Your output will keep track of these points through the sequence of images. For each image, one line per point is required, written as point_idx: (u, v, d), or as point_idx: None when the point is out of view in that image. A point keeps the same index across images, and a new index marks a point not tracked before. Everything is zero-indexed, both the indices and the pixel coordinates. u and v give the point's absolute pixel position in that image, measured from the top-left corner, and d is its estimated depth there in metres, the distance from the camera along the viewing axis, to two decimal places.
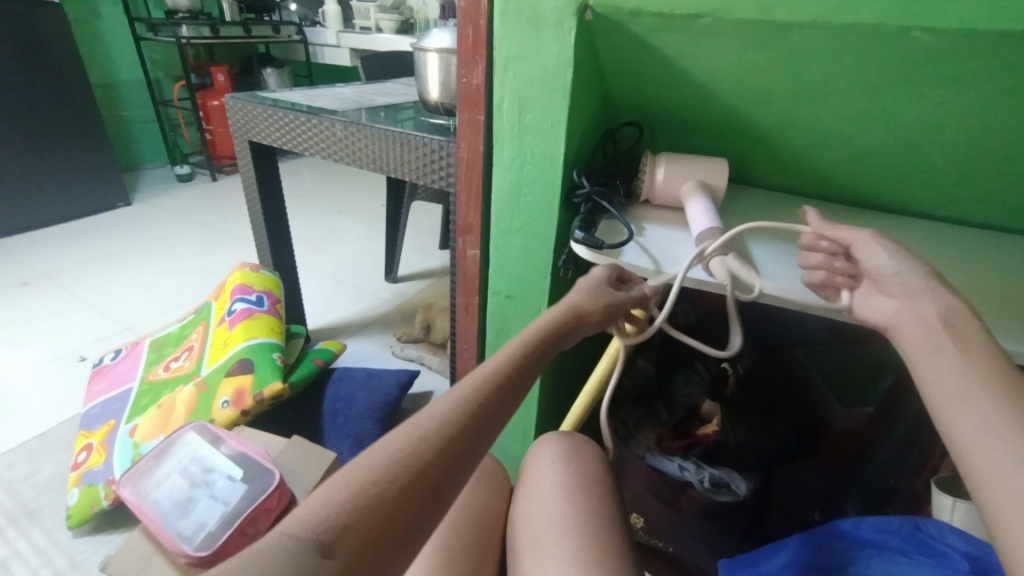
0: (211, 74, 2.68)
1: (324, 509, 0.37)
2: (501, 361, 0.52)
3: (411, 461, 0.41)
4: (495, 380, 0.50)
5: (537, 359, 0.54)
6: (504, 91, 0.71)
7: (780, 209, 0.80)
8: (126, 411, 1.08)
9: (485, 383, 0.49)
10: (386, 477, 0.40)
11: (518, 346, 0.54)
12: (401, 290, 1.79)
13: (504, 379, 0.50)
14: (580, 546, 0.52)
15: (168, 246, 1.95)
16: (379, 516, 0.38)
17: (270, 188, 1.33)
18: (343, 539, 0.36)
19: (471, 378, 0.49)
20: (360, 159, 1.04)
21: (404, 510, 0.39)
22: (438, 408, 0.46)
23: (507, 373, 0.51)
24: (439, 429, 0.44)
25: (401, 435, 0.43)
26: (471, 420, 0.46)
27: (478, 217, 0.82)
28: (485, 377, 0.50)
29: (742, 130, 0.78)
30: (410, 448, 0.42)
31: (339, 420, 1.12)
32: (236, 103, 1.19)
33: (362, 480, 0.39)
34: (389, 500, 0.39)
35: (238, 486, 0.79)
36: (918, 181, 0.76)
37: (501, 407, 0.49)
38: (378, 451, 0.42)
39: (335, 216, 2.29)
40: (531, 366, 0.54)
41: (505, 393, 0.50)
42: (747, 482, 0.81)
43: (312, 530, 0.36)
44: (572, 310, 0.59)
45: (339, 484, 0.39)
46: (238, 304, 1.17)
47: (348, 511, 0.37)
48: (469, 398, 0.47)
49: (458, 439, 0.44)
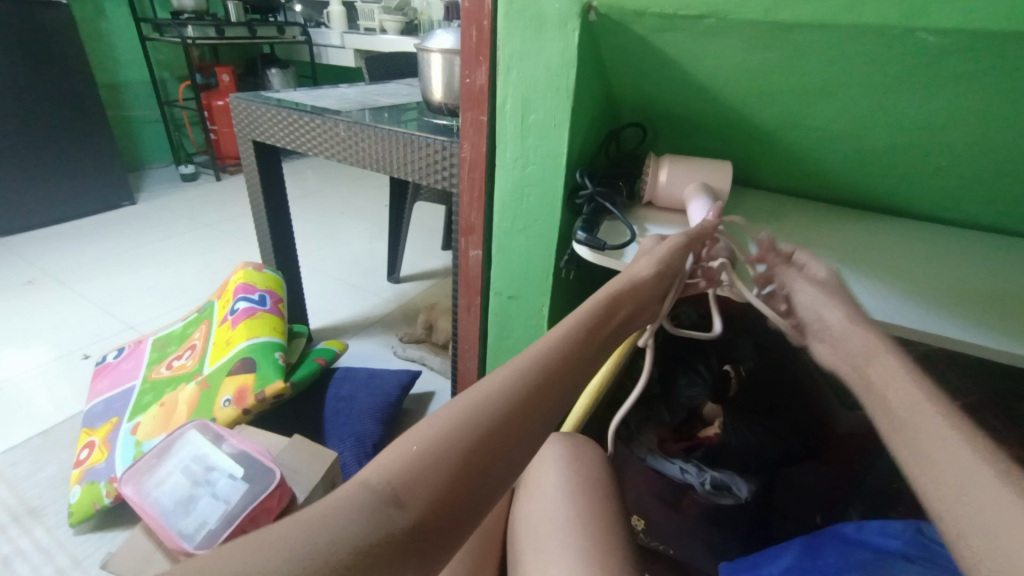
0: (216, 74, 2.69)
1: (386, 469, 0.33)
2: (577, 322, 0.47)
3: (481, 419, 0.36)
4: (567, 347, 0.44)
5: (612, 325, 0.49)
6: (507, 92, 0.71)
7: (787, 213, 0.79)
8: (128, 410, 1.08)
9: (556, 347, 0.43)
10: (454, 436, 0.35)
11: (594, 307, 0.49)
12: (403, 290, 1.79)
13: (575, 346, 0.45)
14: (579, 548, 0.52)
15: (171, 245, 1.96)
16: (446, 476, 0.33)
17: (274, 188, 1.33)
18: (412, 496, 0.32)
19: (541, 340, 0.44)
20: (363, 160, 1.04)
21: (476, 475, 0.35)
22: (507, 372, 0.40)
23: (580, 343, 0.45)
24: (510, 395, 0.39)
25: (470, 393, 0.38)
26: (544, 388, 0.41)
27: (480, 216, 0.82)
28: (557, 341, 0.44)
29: (746, 131, 0.78)
30: (481, 407, 0.37)
31: (341, 420, 1.13)
32: (240, 103, 1.19)
33: (431, 437, 0.35)
34: (460, 463, 0.34)
35: (238, 485, 0.78)
36: (921, 182, 0.75)
37: (573, 378, 0.43)
38: (446, 408, 0.37)
39: (339, 217, 2.30)
40: (606, 330, 0.48)
41: (577, 366, 0.44)
42: (749, 484, 0.81)
43: (378, 489, 0.32)
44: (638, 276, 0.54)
45: (405, 442, 0.35)
46: (240, 303, 1.17)
47: (418, 467, 0.33)
48: (542, 362, 0.42)
49: (529, 406, 0.39)
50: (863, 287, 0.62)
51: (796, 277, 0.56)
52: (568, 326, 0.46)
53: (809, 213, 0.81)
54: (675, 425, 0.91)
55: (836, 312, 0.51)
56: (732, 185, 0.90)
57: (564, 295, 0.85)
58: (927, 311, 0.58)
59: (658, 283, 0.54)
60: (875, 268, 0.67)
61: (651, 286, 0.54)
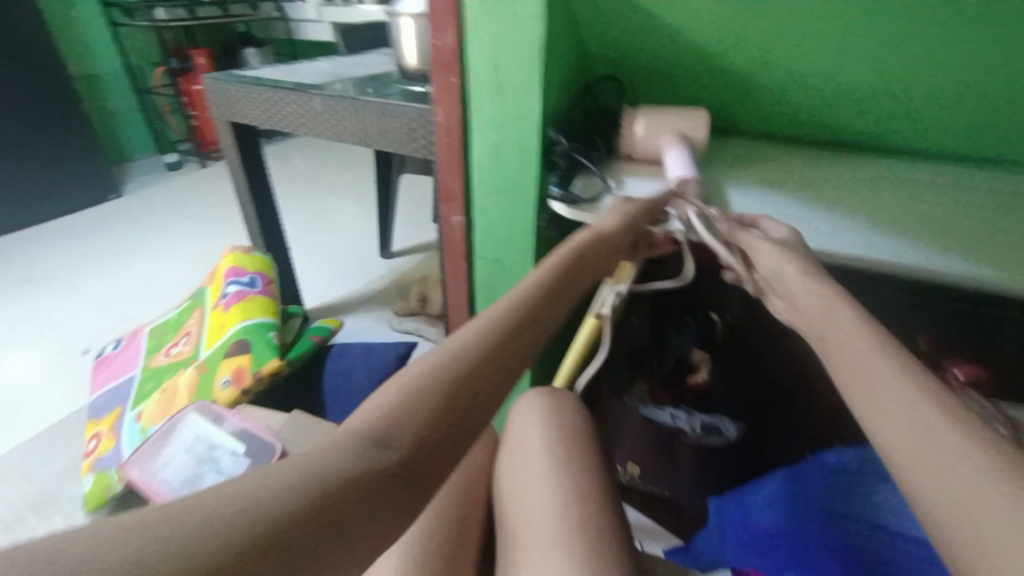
0: (192, 57, 2.62)
1: (371, 420, 0.37)
2: (535, 281, 0.52)
3: (452, 368, 0.41)
4: (524, 307, 0.49)
5: (571, 283, 0.55)
6: (476, 50, 0.69)
7: (768, 157, 0.78)
8: (132, 397, 1.11)
9: (518, 304, 0.49)
10: (430, 384, 0.40)
11: (549, 267, 0.54)
12: (396, 265, 1.79)
13: (535, 302, 0.50)
14: (558, 496, 0.53)
15: (161, 236, 1.95)
16: (425, 419, 0.38)
17: (256, 170, 1.32)
18: (396, 439, 0.37)
19: (499, 302, 0.49)
20: (342, 133, 1.03)
21: (452, 418, 0.39)
22: (471, 331, 0.45)
23: (538, 302, 0.51)
24: (474, 350, 0.43)
25: (442, 348, 0.43)
26: (507, 343, 0.45)
27: (459, 182, 0.81)
28: (519, 298, 0.50)
29: (722, 74, 0.76)
30: (452, 357, 0.42)
31: (340, 394, 1.16)
32: (212, 82, 1.16)
33: (409, 387, 0.40)
34: (436, 409, 0.39)
35: (240, 460, 0.81)
36: (905, 115, 0.74)
37: (534, 334, 0.48)
38: (421, 364, 0.42)
39: (328, 196, 2.28)
40: (563, 287, 0.54)
41: (538, 322, 0.49)
42: (737, 425, 0.84)
43: (364, 436, 0.36)
44: (595, 235, 0.58)
45: (388, 395, 0.40)
46: (231, 286, 1.19)
47: (399, 414, 0.38)
48: (501, 320, 0.47)
49: (495, 357, 0.44)
50: (838, 225, 0.63)
51: (758, 239, 0.56)
52: (526, 290, 0.51)
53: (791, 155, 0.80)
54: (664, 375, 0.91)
55: (791, 267, 0.52)
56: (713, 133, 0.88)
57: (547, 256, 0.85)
58: (904, 244, 0.59)
59: (621, 236, 0.59)
60: (853, 204, 0.67)
61: (615, 234, 0.59)
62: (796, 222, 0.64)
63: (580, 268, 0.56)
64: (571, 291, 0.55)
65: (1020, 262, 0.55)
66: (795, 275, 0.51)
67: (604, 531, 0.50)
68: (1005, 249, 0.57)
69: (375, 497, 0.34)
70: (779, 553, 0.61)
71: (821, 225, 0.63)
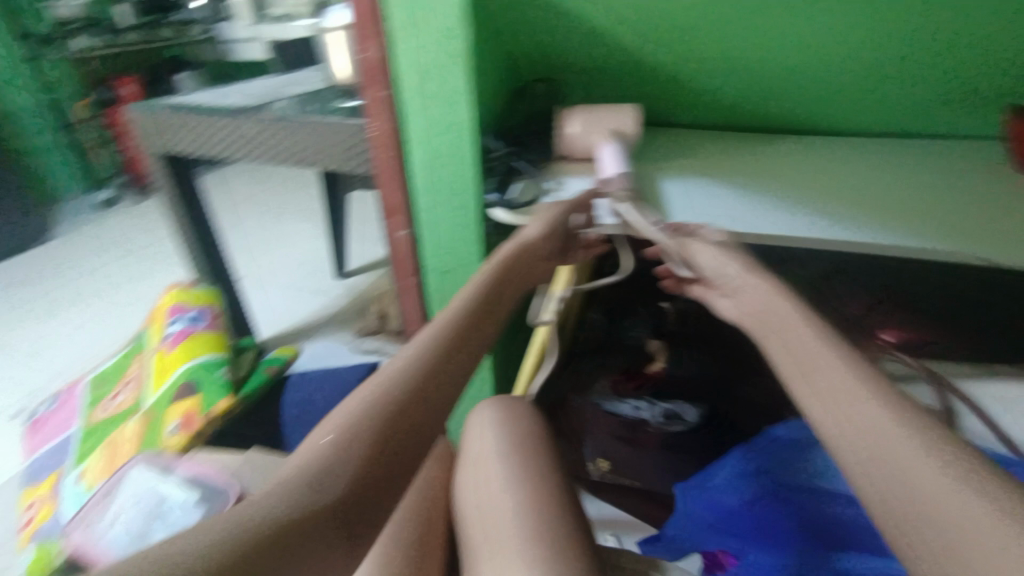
0: (118, 87, 2.47)
1: (306, 466, 0.39)
2: (456, 309, 0.57)
3: (382, 403, 0.45)
4: (448, 340, 0.54)
5: (492, 306, 0.60)
6: (404, 62, 0.68)
7: (697, 147, 0.80)
8: (72, 457, 1.06)
9: (442, 333, 0.54)
10: (362, 420, 0.43)
11: (470, 293, 0.59)
12: (353, 284, 1.75)
13: (458, 329, 0.55)
14: (518, 502, 0.55)
15: (97, 277, 1.84)
16: (358, 455, 0.41)
17: (192, 200, 1.26)
18: (330, 478, 0.39)
19: (423, 337, 0.53)
20: (278, 156, 1.00)
21: (387, 455, 0.42)
22: (397, 367, 0.49)
23: (460, 333, 0.55)
24: (402, 385, 0.47)
25: (373, 385, 0.47)
26: (433, 376, 0.49)
27: (399, 196, 0.79)
28: (443, 327, 0.54)
29: (647, 69, 0.78)
30: (383, 392, 0.46)
31: (301, 423, 1.12)
32: (133, 111, 1.10)
33: (341, 426, 0.42)
34: (371, 448, 0.41)
35: (192, 509, 0.78)
36: (818, 98, 0.78)
37: (459, 360, 0.53)
38: (353, 404, 0.45)
39: (277, 220, 2.20)
40: (484, 311, 0.59)
41: (462, 352, 0.54)
42: (695, 409, 0.86)
43: (301, 483, 0.38)
44: (514, 254, 0.63)
45: (321, 436, 0.42)
46: (174, 326, 1.15)
47: (332, 454, 0.40)
48: (427, 354, 0.51)
49: (423, 391, 0.47)
50: (763, 207, 0.64)
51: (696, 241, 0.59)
52: (448, 322, 0.55)
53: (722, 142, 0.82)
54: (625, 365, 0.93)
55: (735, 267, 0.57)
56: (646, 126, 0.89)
57: None
58: (824, 220, 0.60)
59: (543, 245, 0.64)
60: (776, 185, 0.68)
61: (536, 245, 0.64)
62: (725, 210, 0.64)
63: (500, 290, 0.62)
64: (492, 315, 0.60)
65: (931, 228, 0.57)
66: (738, 272, 0.57)
67: (560, 526, 0.52)
68: (918, 215, 0.59)
69: (317, 540, 0.36)
70: (742, 530, 0.62)
71: (748, 210, 0.64)
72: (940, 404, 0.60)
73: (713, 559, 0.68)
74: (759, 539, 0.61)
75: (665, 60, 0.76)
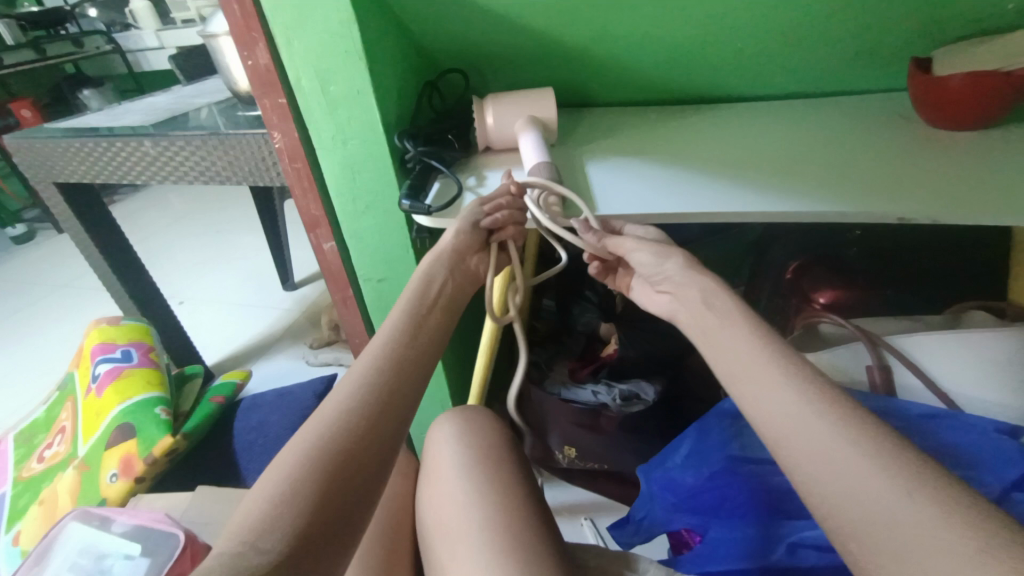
0: (13, 111, 2.22)
1: (247, 525, 0.38)
2: (393, 327, 0.55)
3: (320, 447, 0.42)
4: (399, 359, 0.51)
5: (431, 316, 0.58)
6: (297, 67, 0.64)
7: (621, 125, 0.79)
8: (4, 518, 0.98)
9: (381, 356, 0.51)
10: (299, 470, 0.41)
11: (405, 308, 0.57)
12: (302, 296, 1.68)
13: (398, 347, 0.53)
14: (483, 515, 0.53)
15: (18, 320, 1.70)
16: (299, 508, 0.39)
17: (104, 231, 1.16)
18: (271, 538, 0.37)
19: (366, 360, 0.51)
20: (188, 174, 0.93)
21: (337, 496, 0.41)
22: (347, 396, 0.47)
23: (411, 351, 0.53)
24: (350, 416, 0.45)
25: (310, 427, 0.44)
26: (386, 401, 0.47)
27: (320, 208, 0.75)
28: (381, 349, 0.52)
29: (563, 53, 0.76)
30: (321, 435, 0.43)
31: (257, 451, 1.08)
32: (19, 141, 1.00)
33: (277, 481, 0.40)
34: (317, 492, 0.40)
35: (140, 562, 0.72)
36: (735, 70, 0.77)
37: (404, 379, 0.50)
38: (289, 453, 0.42)
39: (214, 236, 2.08)
40: (424, 322, 0.56)
41: (415, 371, 0.52)
42: (653, 386, 0.86)
43: (243, 544, 0.37)
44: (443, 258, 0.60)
45: (259, 496, 0.40)
46: (102, 366, 1.07)
47: (272, 513, 0.38)
48: (376, 378, 0.49)
49: (369, 418, 0.46)
50: (680, 186, 0.63)
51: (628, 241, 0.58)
52: (399, 341, 0.53)
53: (645, 119, 0.81)
54: (579, 352, 0.94)
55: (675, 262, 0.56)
56: (567, 108, 0.87)
57: None
58: (744, 193, 0.60)
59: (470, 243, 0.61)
60: (696, 159, 0.67)
61: (459, 244, 0.60)
62: (641, 189, 0.63)
63: (436, 298, 0.59)
64: (434, 324, 0.57)
65: (850, 193, 0.57)
66: (679, 269, 0.56)
67: (527, 534, 0.51)
68: (836, 180, 0.59)
69: None
70: (705, 506, 0.63)
71: (666, 188, 0.62)
72: (875, 362, 0.61)
73: (678, 540, 0.70)
74: (719, 515, 0.61)
75: (576, 44, 0.73)
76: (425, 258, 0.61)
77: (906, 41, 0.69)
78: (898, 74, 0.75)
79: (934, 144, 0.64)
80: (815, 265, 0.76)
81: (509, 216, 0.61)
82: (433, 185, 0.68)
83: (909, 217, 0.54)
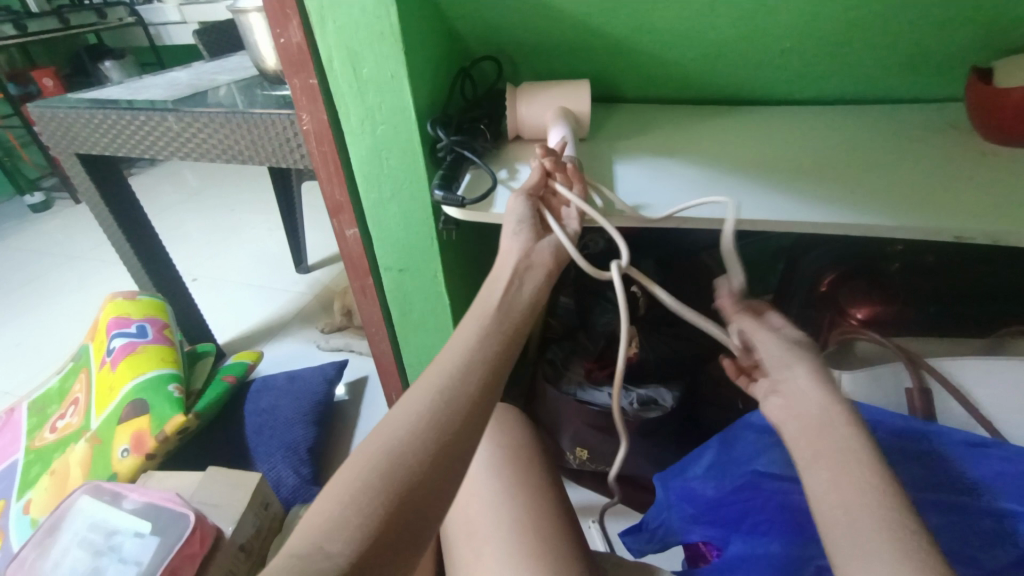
0: (34, 79, 2.20)
1: (317, 522, 0.36)
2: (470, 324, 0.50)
3: (397, 449, 0.40)
4: (467, 355, 0.47)
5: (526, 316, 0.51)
6: (330, 46, 0.62)
7: (653, 123, 0.76)
8: (15, 487, 0.98)
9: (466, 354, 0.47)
10: (377, 473, 0.38)
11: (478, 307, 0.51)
12: (315, 279, 1.67)
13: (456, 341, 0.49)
14: (511, 517, 0.52)
15: (33, 289, 1.70)
16: (375, 511, 0.37)
17: (124, 205, 1.16)
18: (346, 543, 0.35)
19: (451, 356, 0.47)
20: (210, 152, 0.91)
21: (414, 503, 0.38)
22: (428, 397, 0.43)
23: (481, 342, 0.48)
24: (430, 424, 0.42)
25: (394, 428, 0.41)
26: (466, 403, 0.43)
27: (345, 192, 0.74)
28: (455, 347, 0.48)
29: (600, 43, 0.73)
30: (396, 438, 0.40)
31: (265, 434, 1.08)
32: (42, 110, 0.98)
33: (353, 484, 0.38)
34: (391, 500, 0.37)
35: (149, 541, 0.71)
36: (780, 70, 0.74)
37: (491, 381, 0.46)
38: (365, 453, 0.40)
39: (230, 214, 2.07)
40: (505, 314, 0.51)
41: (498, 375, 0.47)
42: (671, 393, 0.86)
43: (315, 544, 0.35)
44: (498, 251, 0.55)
45: (333, 499, 0.38)
46: (117, 340, 1.06)
47: (353, 516, 0.36)
48: (454, 382, 0.44)
49: (451, 420, 0.42)
50: (714, 188, 0.60)
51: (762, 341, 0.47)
52: (464, 328, 0.49)
53: (681, 117, 0.78)
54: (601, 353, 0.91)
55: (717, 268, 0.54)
56: (597, 102, 0.84)
57: (454, 254, 0.81)
58: (788, 201, 0.57)
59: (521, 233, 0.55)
60: (737, 163, 0.65)
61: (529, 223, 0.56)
62: (678, 192, 0.60)
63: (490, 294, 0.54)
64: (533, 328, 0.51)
65: (902, 206, 0.55)
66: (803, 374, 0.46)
67: (563, 540, 0.50)
68: (887, 192, 0.57)
69: None
70: (725, 518, 0.61)
71: (707, 192, 0.60)
72: (916, 385, 0.61)
73: (696, 551, 0.70)
74: (739, 528, 0.59)
75: (616, 35, 0.71)
76: (503, 244, 0.55)
77: (958, 48, 0.66)
78: (949, 83, 0.72)
79: (983, 158, 0.61)
80: (851, 275, 0.75)
81: (556, 163, 0.59)
82: (466, 176, 0.66)
83: (967, 236, 0.52)
